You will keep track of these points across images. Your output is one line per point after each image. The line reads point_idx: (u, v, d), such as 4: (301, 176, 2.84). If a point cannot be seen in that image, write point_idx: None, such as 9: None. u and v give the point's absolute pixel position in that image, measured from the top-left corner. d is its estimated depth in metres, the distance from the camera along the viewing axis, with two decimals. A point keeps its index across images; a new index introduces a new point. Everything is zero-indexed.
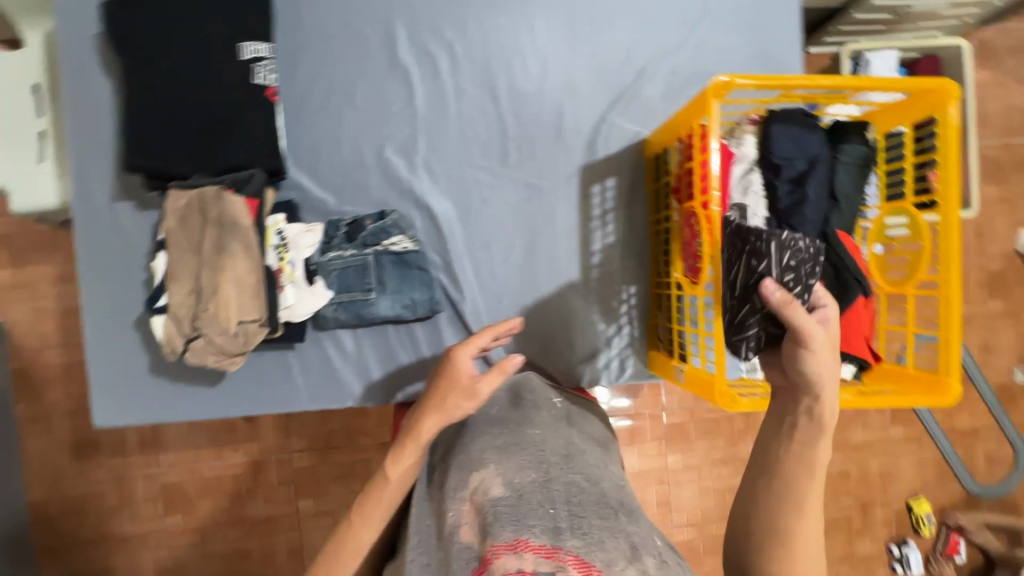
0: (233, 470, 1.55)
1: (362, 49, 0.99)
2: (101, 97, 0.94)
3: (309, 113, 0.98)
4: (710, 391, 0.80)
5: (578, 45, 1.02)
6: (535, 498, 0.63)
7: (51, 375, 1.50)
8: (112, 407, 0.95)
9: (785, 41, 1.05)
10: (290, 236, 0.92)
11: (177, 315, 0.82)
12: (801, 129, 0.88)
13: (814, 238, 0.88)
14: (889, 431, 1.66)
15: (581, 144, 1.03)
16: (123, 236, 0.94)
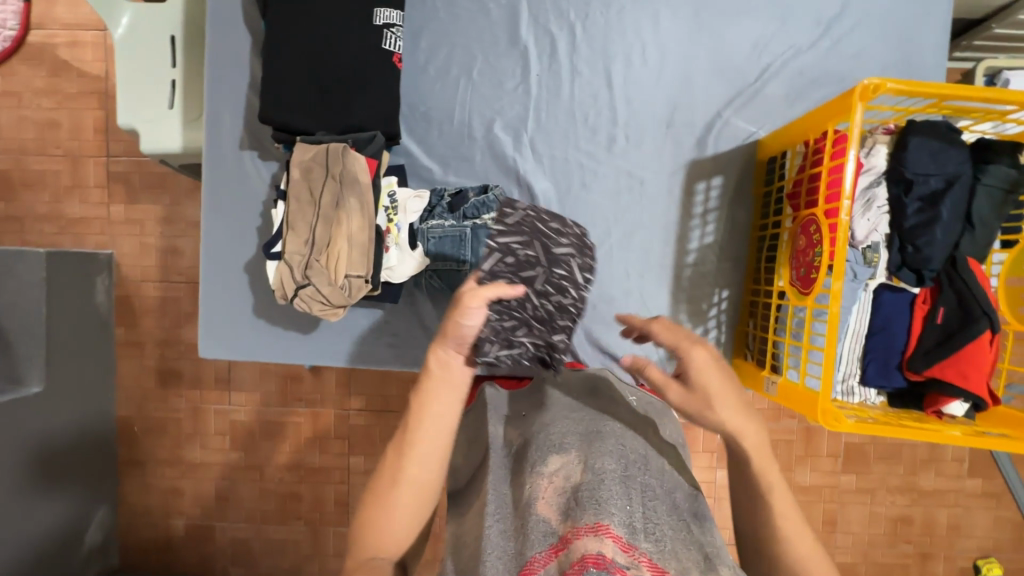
0: (295, 418, 1.63)
1: (485, 23, 1.00)
2: (237, 50, 1.00)
3: (426, 83, 1.01)
4: (809, 406, 0.78)
5: (702, 36, 0.99)
6: (616, 488, 0.61)
7: (148, 306, 1.63)
8: (215, 341, 1.02)
9: (928, 49, 0.97)
10: (400, 200, 0.94)
11: (291, 262, 0.86)
12: (944, 143, 0.81)
13: (938, 261, 0.83)
14: (967, 482, 1.55)
15: (691, 139, 1.00)
16: (243, 183, 1.01)
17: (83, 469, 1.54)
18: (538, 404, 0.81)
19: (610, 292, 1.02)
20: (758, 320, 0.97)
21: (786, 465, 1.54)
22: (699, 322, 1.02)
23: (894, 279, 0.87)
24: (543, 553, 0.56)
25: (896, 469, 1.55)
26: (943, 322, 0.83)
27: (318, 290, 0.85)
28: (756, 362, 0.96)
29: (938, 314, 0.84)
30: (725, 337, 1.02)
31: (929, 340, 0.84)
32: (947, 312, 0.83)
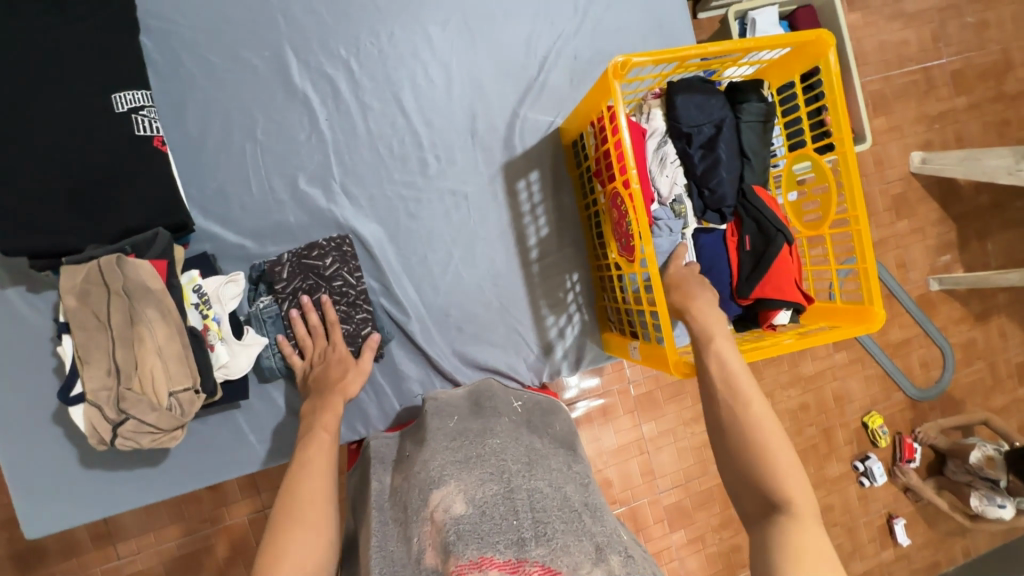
0: (203, 542, 1.44)
1: (253, 80, 0.93)
2: None
3: (208, 157, 0.92)
4: (665, 362, 0.84)
5: (477, 43, 1.01)
6: (497, 510, 0.61)
7: None
8: (46, 512, 0.86)
9: (674, 9, 1.07)
10: (209, 291, 0.85)
11: (98, 401, 0.75)
12: (702, 95, 0.91)
13: (732, 197, 0.92)
14: (835, 357, 1.78)
15: (498, 142, 1.02)
16: (20, 324, 0.85)
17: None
18: (420, 440, 0.82)
19: (469, 310, 1.01)
20: (610, 293, 1.01)
21: (696, 399, 1.66)
22: (561, 311, 1.05)
23: (704, 222, 0.96)
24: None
25: (780, 368, 1.73)
26: (752, 247, 0.92)
27: (141, 421, 0.75)
28: (619, 332, 1.01)
29: (745, 242, 0.93)
30: (588, 316, 1.06)
31: (747, 266, 0.92)
32: (751, 238, 0.92)
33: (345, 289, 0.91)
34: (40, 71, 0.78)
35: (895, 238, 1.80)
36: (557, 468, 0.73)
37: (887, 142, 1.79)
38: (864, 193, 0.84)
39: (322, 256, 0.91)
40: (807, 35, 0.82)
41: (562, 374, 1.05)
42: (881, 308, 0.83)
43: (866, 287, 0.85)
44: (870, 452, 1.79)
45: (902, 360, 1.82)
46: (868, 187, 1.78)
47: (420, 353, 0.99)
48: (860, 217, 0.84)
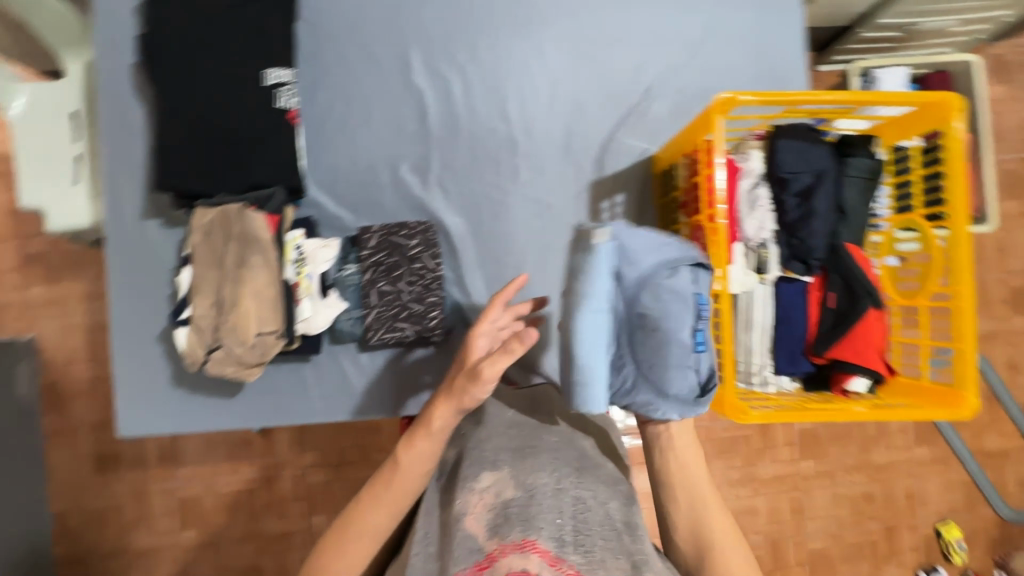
0: (247, 484, 1.57)
1: (379, 72, 1.03)
2: (133, 120, 0.99)
3: (328, 135, 1.02)
4: (721, 403, 0.80)
5: (588, 65, 1.05)
6: (546, 503, 0.66)
7: (77, 389, 1.56)
8: (136, 417, 0.98)
9: (793, 57, 1.06)
10: (308, 251, 0.95)
11: (199, 326, 0.86)
12: (807, 144, 0.89)
13: (823, 250, 0.89)
14: (914, 451, 1.62)
15: (590, 160, 1.05)
16: (150, 253, 0.99)
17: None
18: (477, 422, 0.86)
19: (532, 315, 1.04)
20: None
21: (746, 460, 1.57)
22: None
23: (787, 271, 0.92)
24: (469, 569, 0.62)
25: (847, 448, 1.61)
26: (836, 306, 0.89)
27: (229, 351, 0.84)
28: None
29: (828, 299, 0.89)
30: None
31: (827, 322, 0.89)
32: (837, 296, 0.89)
33: (424, 271, 0.98)
34: (214, 43, 0.91)
35: (1010, 334, 1.62)
36: (607, 476, 0.76)
37: (1016, 228, 1.62)
38: (972, 270, 0.78)
39: (410, 236, 0.98)
40: (932, 96, 0.78)
41: None
42: (975, 396, 0.76)
43: (960, 371, 0.79)
44: (940, 565, 1.60)
45: (997, 471, 1.62)
46: (986, 273, 1.62)
47: None
48: (963, 294, 0.78)
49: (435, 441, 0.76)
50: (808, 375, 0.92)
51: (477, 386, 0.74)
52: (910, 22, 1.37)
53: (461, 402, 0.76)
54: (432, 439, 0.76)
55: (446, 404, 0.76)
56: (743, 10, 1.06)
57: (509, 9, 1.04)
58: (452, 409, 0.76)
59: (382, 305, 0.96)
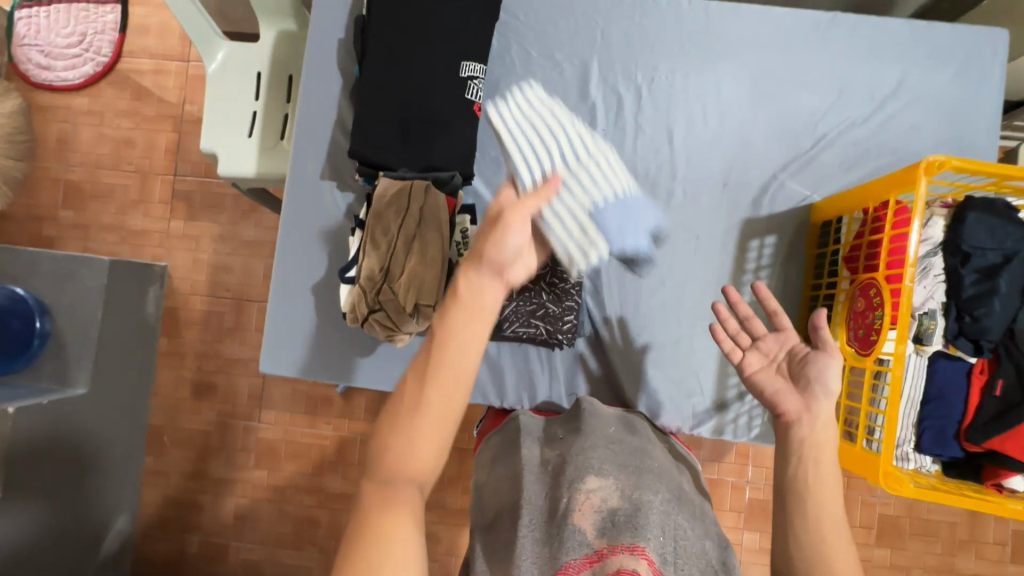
0: (320, 440, 1.66)
1: (558, 80, 1.08)
2: (327, 89, 1.09)
3: (499, 131, 1.08)
4: (870, 469, 0.78)
5: (762, 104, 1.05)
6: (653, 517, 0.65)
7: (193, 319, 1.70)
8: (273, 356, 1.06)
9: (982, 128, 1.02)
10: (471, 236, 0.99)
11: (364, 287, 0.91)
12: (1001, 221, 0.84)
13: (999, 334, 0.84)
14: (1009, 566, 1.48)
15: (747, 198, 1.05)
16: (317, 210, 1.08)
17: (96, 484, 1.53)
18: (575, 431, 0.87)
19: (659, 339, 1.05)
20: None
21: None
22: None
23: (950, 347, 0.88)
24: (578, 560, 0.60)
25: (932, 547, 1.49)
26: (1002, 394, 0.84)
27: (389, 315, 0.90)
28: None
29: (991, 384, 0.85)
30: None
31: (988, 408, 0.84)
32: (1005, 384, 0.84)
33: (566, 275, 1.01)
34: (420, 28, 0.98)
35: None
36: (703, 519, 0.74)
37: None
38: None
39: None
40: None
41: (726, 436, 1.03)
42: None
43: None
44: None
45: None
46: None
47: (605, 365, 1.05)
48: None
49: (481, 313, 0.57)
50: (953, 459, 0.87)
51: (502, 233, 0.58)
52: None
53: (479, 308, 0.57)
54: (474, 306, 0.56)
55: (480, 264, 0.57)
56: (936, 73, 1.03)
57: (693, 37, 1.06)
58: (471, 320, 0.56)
59: (521, 299, 1.01)
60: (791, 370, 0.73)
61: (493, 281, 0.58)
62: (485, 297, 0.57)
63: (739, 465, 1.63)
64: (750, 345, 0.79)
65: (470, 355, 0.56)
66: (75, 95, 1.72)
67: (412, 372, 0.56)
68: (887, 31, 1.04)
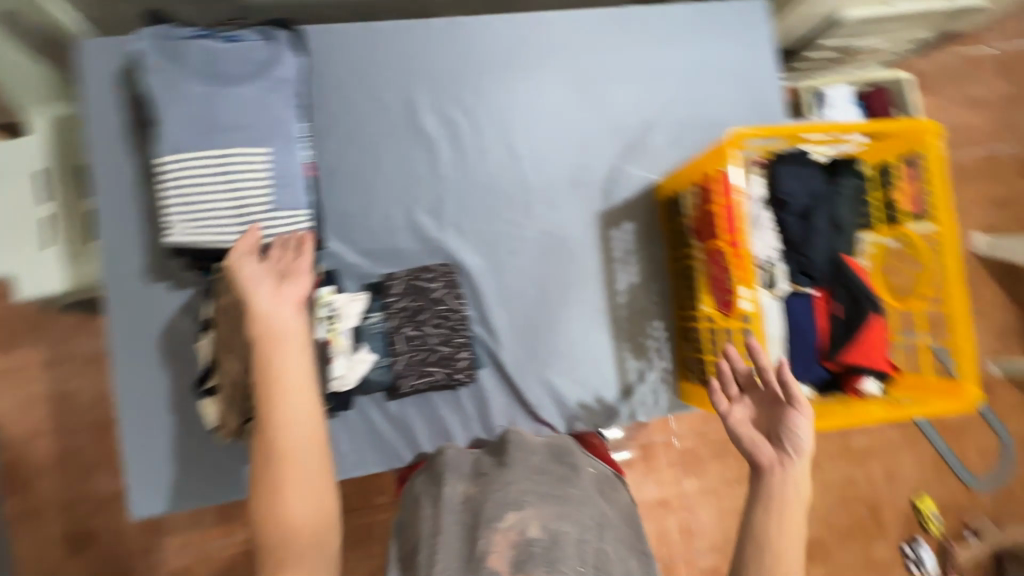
0: (244, 546, 1.49)
1: (388, 118, 1.03)
2: (126, 178, 0.94)
3: (340, 182, 1.01)
4: None
5: (589, 103, 1.10)
6: (569, 550, 0.67)
7: (42, 466, 1.42)
8: (148, 493, 0.92)
9: (770, 85, 1.16)
10: (340, 306, 0.92)
11: (228, 396, 0.81)
12: (802, 168, 0.96)
13: (826, 264, 0.96)
14: (887, 433, 1.74)
15: (598, 192, 1.10)
16: (156, 316, 0.94)
17: None
18: (500, 461, 0.84)
19: (556, 347, 1.06)
20: (693, 344, 1.05)
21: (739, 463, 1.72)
22: (643, 356, 1.09)
23: (794, 285, 0.99)
24: None
25: (828, 437, 1.72)
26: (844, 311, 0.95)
27: None
28: (699, 383, 1.04)
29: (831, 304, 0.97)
30: (668, 364, 1.09)
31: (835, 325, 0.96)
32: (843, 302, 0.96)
33: (449, 312, 0.99)
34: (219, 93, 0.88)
35: None
36: (619, 535, 0.78)
37: None
38: (961, 276, 0.86)
39: (432, 280, 0.99)
40: (912, 124, 0.86)
41: (638, 418, 1.07)
42: (975, 388, 0.85)
43: (961, 364, 0.86)
44: (919, 537, 1.73)
45: (958, 444, 1.77)
46: None
47: (513, 391, 1.04)
48: (954, 294, 0.87)
49: (262, 320, 0.76)
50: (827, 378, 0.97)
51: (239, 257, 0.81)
52: (847, 44, 1.52)
53: (265, 318, 0.76)
54: (261, 320, 0.76)
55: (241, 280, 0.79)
56: (724, 44, 1.14)
57: (509, 51, 1.07)
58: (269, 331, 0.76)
59: (410, 350, 0.97)
60: (768, 428, 0.81)
61: (263, 293, 0.78)
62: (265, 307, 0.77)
63: (662, 422, 1.75)
64: (736, 397, 0.85)
65: (301, 364, 0.75)
66: None
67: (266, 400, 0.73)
68: (675, 15, 1.13)
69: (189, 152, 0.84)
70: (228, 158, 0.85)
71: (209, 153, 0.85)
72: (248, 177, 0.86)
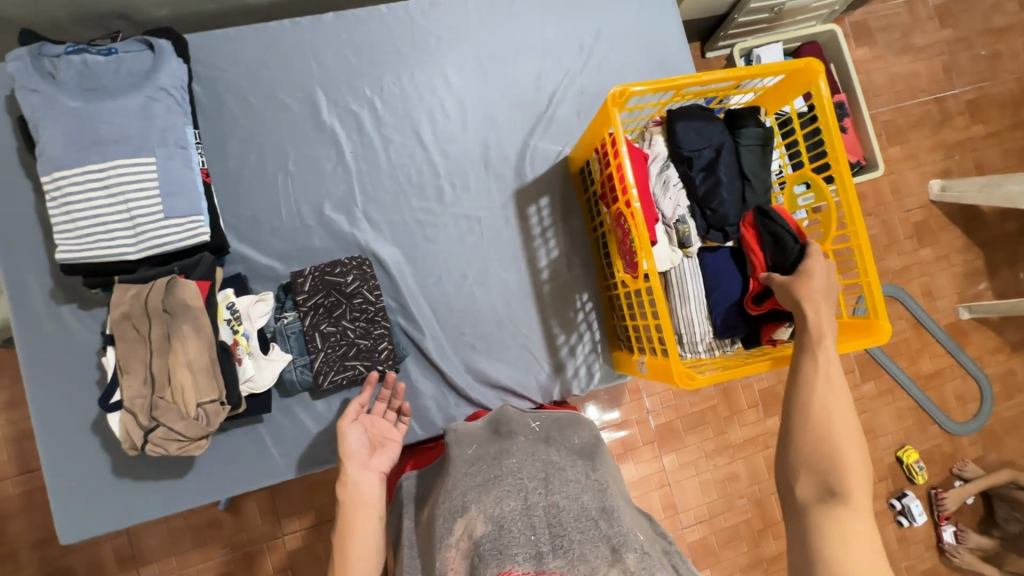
0: (223, 568, 1.49)
1: (287, 117, 1.03)
2: (24, 205, 0.93)
3: (244, 187, 1.00)
4: (670, 373, 0.85)
5: (492, 81, 1.09)
6: (513, 528, 0.64)
7: (9, 507, 1.44)
8: (77, 519, 0.90)
9: (676, 47, 1.15)
10: (241, 308, 0.92)
11: (133, 409, 0.81)
12: (701, 121, 0.96)
13: (735, 216, 0.95)
14: (863, 388, 1.72)
15: (510, 170, 1.09)
16: (68, 339, 0.93)
17: None
18: (444, 469, 0.83)
19: (482, 329, 1.05)
20: (618, 311, 1.04)
21: (717, 430, 1.65)
22: (572, 330, 1.08)
23: (708, 241, 0.98)
24: None
25: None
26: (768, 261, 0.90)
27: (170, 429, 0.81)
28: (628, 350, 1.03)
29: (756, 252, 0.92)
30: (598, 335, 1.09)
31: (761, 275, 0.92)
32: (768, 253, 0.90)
33: (365, 305, 0.97)
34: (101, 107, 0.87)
35: (920, 265, 1.78)
36: (573, 476, 0.74)
37: (905, 169, 1.80)
38: (863, 211, 0.86)
39: (344, 273, 0.97)
40: (795, 63, 0.86)
41: (573, 392, 1.07)
42: (886, 322, 0.84)
43: (871, 301, 0.86)
44: (907, 489, 1.70)
45: (936, 391, 1.76)
46: (888, 214, 1.78)
47: (441, 378, 1.03)
48: (858, 230, 0.86)
49: (164, 355, 0.83)
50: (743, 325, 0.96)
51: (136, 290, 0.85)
52: (777, 3, 1.52)
53: (168, 351, 0.83)
54: (163, 356, 0.83)
55: (130, 313, 0.83)
56: (625, 8, 1.14)
57: (405, 38, 1.07)
58: (172, 361, 0.83)
59: (327, 348, 0.95)
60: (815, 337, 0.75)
61: (152, 325, 0.83)
62: (160, 339, 0.83)
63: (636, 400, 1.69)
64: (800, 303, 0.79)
65: (207, 386, 0.83)
66: None
67: (186, 425, 0.82)
68: None
69: (74, 170, 0.85)
70: (113, 171, 0.85)
71: (94, 168, 0.85)
72: (136, 191, 0.86)
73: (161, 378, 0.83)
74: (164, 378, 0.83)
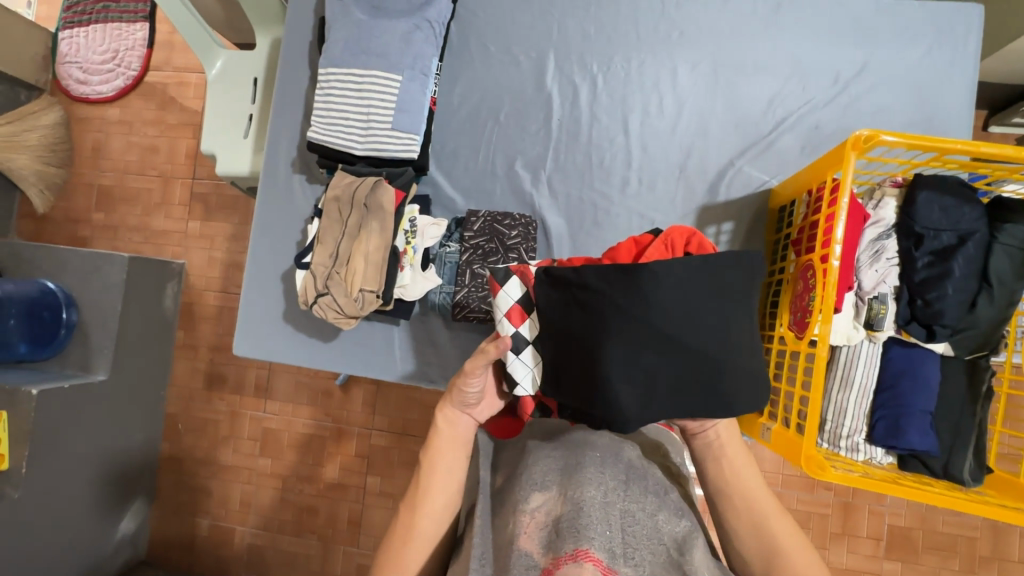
0: (321, 432, 1.76)
1: (515, 72, 1.10)
2: (298, 88, 1.15)
3: (458, 123, 1.11)
4: (796, 453, 0.75)
5: (720, 90, 1.04)
6: (595, 514, 0.61)
7: (207, 312, 1.89)
8: (247, 340, 1.13)
9: (953, 109, 0.98)
10: (419, 225, 1.03)
11: (315, 273, 0.97)
12: (954, 199, 0.80)
13: (953, 319, 0.80)
14: None
15: (703, 184, 1.04)
16: (289, 201, 1.14)
17: (115, 466, 1.71)
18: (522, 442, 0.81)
19: None
20: None
21: (819, 541, 1.42)
22: None
23: (903, 333, 0.84)
24: None
25: (948, 560, 1.39)
26: (618, 290, 0.68)
27: (335, 299, 0.96)
28: None
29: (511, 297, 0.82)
30: None
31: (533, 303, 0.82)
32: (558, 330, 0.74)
33: (517, 261, 1.03)
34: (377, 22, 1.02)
35: None
36: (654, 491, 0.70)
37: None
38: None
39: (511, 227, 1.04)
40: None
41: None
42: None
43: None
44: None
45: None
46: None
47: None
48: None
49: (351, 241, 0.97)
50: (654, 403, 0.67)
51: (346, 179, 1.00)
52: None
53: (355, 238, 0.97)
54: (351, 241, 0.97)
55: (338, 197, 0.98)
56: (907, 48, 0.99)
57: (649, 25, 1.06)
58: (354, 248, 0.97)
59: (472, 286, 1.02)
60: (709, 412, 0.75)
61: (349, 212, 0.97)
62: (352, 225, 0.97)
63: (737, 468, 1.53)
64: None
65: (373, 278, 0.96)
66: (110, 106, 1.99)
67: (348, 304, 0.96)
68: (853, 10, 1.01)
69: (342, 69, 1.01)
70: (368, 78, 1.00)
71: (356, 72, 1.01)
72: (378, 99, 1.00)
73: (342, 258, 0.97)
74: (344, 259, 0.97)
